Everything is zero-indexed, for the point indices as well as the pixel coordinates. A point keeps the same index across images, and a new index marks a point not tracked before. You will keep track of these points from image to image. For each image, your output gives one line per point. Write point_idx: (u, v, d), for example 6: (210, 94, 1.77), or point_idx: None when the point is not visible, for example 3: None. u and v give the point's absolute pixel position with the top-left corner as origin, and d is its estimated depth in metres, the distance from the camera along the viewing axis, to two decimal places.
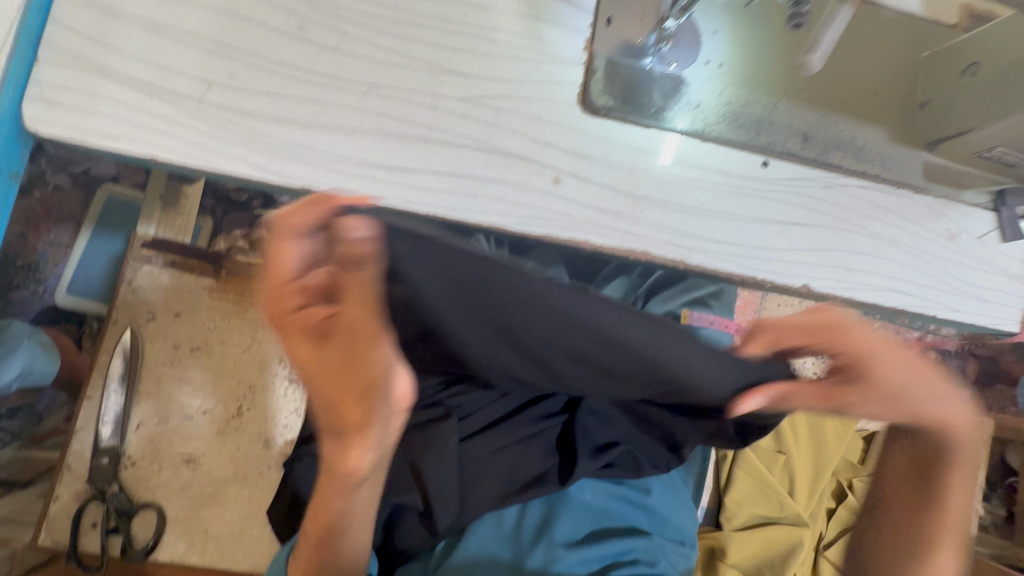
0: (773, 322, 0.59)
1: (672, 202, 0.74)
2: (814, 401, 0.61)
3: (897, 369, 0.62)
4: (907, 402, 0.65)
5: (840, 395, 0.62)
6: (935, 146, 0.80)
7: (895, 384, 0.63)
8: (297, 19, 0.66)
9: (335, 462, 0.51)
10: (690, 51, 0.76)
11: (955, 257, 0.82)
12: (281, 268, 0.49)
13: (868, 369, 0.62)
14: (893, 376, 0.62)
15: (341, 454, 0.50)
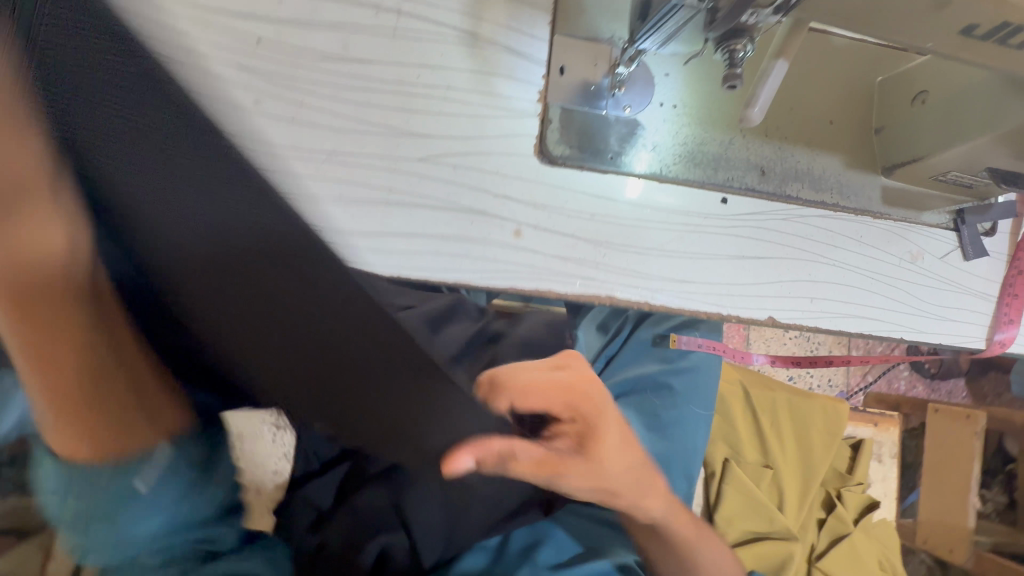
0: (512, 378, 0.59)
1: (633, 245, 0.76)
2: (529, 471, 0.54)
3: (601, 443, 0.59)
4: (601, 476, 0.60)
5: (560, 466, 0.56)
6: (892, 171, 0.81)
7: (600, 458, 0.59)
8: (253, 94, 0.68)
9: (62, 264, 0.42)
10: (644, 94, 0.77)
11: (918, 279, 0.83)
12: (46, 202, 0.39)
13: (597, 439, 0.60)
14: (608, 445, 0.61)
15: (83, 343, 0.45)
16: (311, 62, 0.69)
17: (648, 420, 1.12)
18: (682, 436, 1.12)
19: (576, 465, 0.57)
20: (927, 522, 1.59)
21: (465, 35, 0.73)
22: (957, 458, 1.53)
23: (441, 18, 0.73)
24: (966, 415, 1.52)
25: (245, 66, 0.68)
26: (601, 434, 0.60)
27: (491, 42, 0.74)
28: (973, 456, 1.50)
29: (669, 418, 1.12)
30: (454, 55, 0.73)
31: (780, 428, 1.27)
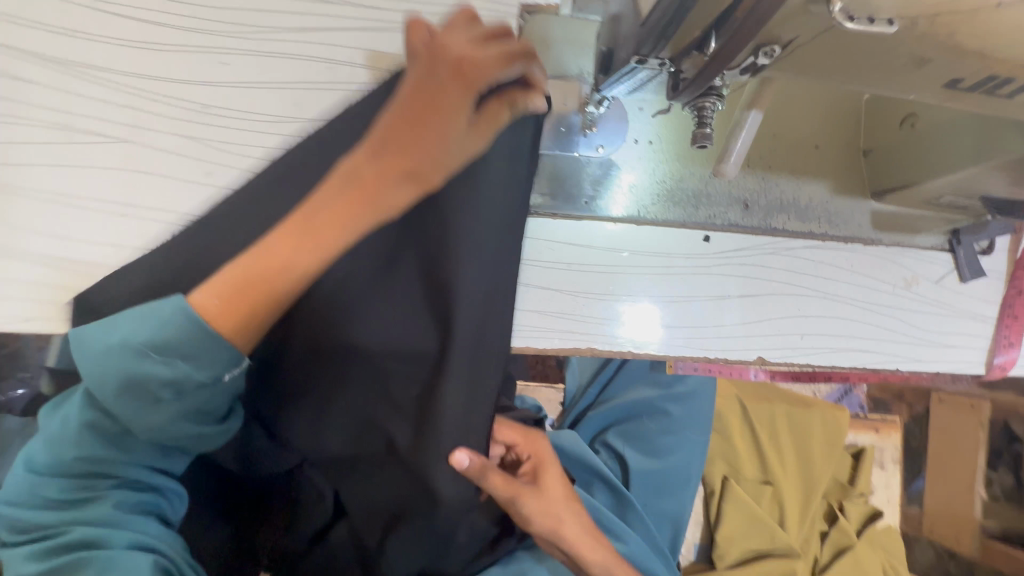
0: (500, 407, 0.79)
1: (612, 293, 0.73)
2: (499, 485, 0.65)
3: (548, 474, 0.73)
4: (550, 507, 0.70)
5: (520, 489, 0.67)
6: (882, 196, 0.78)
7: (546, 486, 0.72)
8: (205, 166, 0.65)
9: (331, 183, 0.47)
10: (618, 131, 0.73)
11: (912, 305, 0.80)
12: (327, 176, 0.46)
13: (545, 478, 0.73)
14: (550, 478, 0.73)
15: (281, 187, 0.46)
16: (263, 128, 0.66)
17: (645, 447, 1.10)
18: (681, 462, 1.10)
19: (531, 497, 0.68)
20: (930, 510, 1.55)
21: None
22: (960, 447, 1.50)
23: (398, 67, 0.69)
24: (968, 405, 1.49)
25: (194, 137, 0.65)
26: (548, 472, 0.73)
27: None
28: (978, 447, 1.46)
29: (668, 444, 1.10)
30: None
31: (779, 441, 1.24)
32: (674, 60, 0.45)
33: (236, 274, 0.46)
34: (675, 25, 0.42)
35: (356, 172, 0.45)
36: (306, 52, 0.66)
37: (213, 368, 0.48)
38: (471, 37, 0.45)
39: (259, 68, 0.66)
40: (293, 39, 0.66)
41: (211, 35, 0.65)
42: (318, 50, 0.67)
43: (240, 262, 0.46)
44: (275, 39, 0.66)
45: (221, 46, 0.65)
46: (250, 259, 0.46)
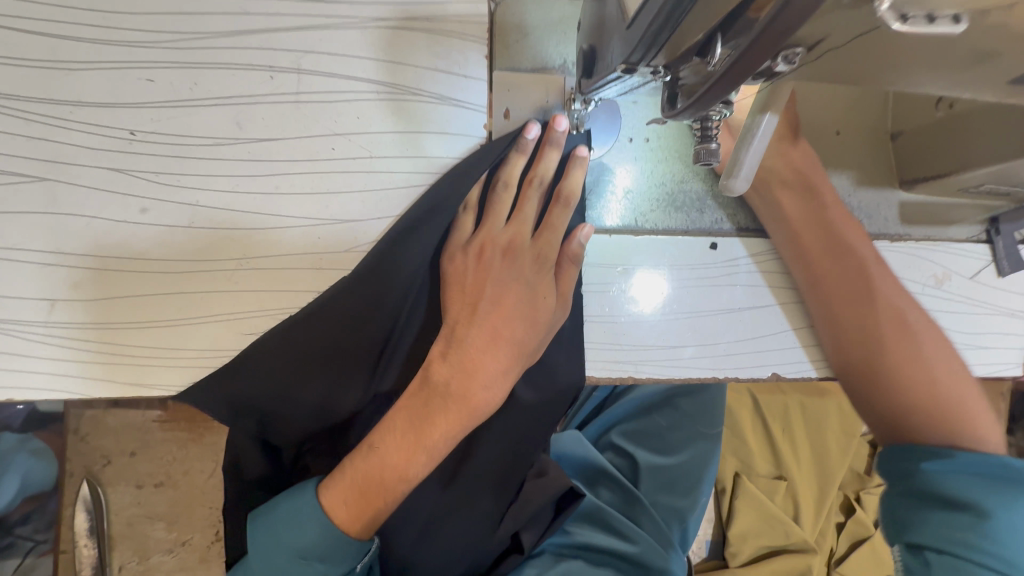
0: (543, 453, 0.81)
1: (608, 315, 0.66)
2: None
3: (892, 395, 0.63)
4: (884, 407, 0.64)
5: None
6: (913, 185, 0.69)
7: (941, 380, 0.62)
8: (136, 202, 0.57)
9: (465, 357, 0.58)
10: (610, 127, 0.64)
11: (943, 306, 0.72)
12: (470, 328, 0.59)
13: (966, 417, 0.61)
14: (850, 327, 0.65)
15: (434, 402, 0.56)
16: (200, 153, 0.57)
17: (651, 445, 1.03)
18: (695, 458, 1.00)
19: None
20: None
21: (383, 89, 0.61)
22: None
23: (351, 71, 0.60)
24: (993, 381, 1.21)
25: (121, 170, 0.56)
26: None
27: (416, 93, 0.61)
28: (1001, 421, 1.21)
29: (676, 440, 1.02)
30: (373, 116, 0.60)
31: (792, 432, 1.17)
32: (670, 67, 0.37)
33: (395, 485, 0.56)
34: (673, 29, 0.34)
35: (490, 338, 0.59)
36: (244, 60, 0.58)
37: (344, 561, 0.58)
38: (519, 220, 0.61)
39: (190, 82, 0.57)
40: (228, 45, 0.58)
41: (130, 46, 0.56)
42: (257, 56, 0.58)
43: (359, 468, 0.56)
44: (206, 47, 0.57)
45: (143, 59, 0.56)
46: (426, 457, 0.56)
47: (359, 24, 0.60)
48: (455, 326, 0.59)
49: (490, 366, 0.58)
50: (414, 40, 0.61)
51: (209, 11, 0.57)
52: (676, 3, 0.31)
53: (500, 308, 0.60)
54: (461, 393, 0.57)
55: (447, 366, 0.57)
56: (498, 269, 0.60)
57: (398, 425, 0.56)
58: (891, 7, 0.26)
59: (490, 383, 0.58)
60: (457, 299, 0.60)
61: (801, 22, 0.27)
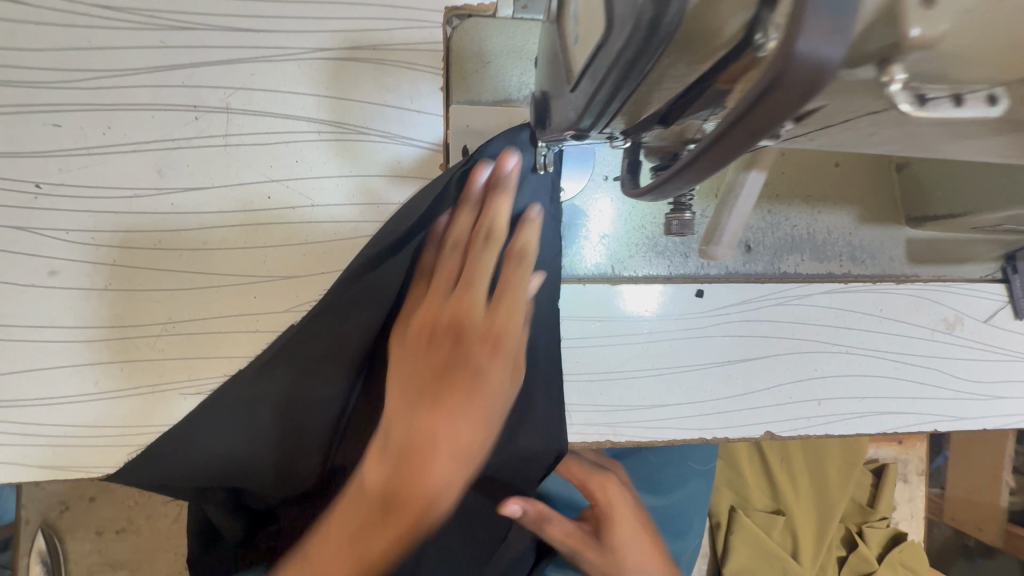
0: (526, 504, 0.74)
1: (582, 372, 0.59)
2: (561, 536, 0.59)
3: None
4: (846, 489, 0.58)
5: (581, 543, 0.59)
6: (921, 223, 0.63)
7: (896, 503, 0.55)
8: (45, 263, 0.50)
9: (407, 463, 0.42)
10: (585, 161, 0.57)
11: (954, 352, 0.65)
12: (414, 423, 0.43)
13: None
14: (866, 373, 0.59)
15: (370, 519, 0.42)
16: (116, 206, 0.51)
17: (642, 483, 0.91)
18: (688, 496, 0.92)
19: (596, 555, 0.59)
20: (951, 499, 1.24)
21: (324, 128, 0.54)
22: (982, 446, 1.18)
23: (287, 109, 0.53)
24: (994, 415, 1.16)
25: (24, 228, 0.50)
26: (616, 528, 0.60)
27: (361, 132, 0.54)
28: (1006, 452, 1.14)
29: (668, 479, 0.92)
30: (314, 159, 0.54)
31: (792, 465, 1.10)
32: (630, 133, 0.30)
33: None
34: (625, 101, 0.26)
35: (437, 434, 0.43)
36: (165, 100, 0.51)
37: None
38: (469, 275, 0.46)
39: (103, 126, 0.51)
40: (146, 84, 0.51)
41: (31, 88, 0.50)
42: (180, 95, 0.52)
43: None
44: (121, 86, 0.51)
45: (47, 102, 0.50)
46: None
47: (296, 56, 0.53)
48: (416, 378, 0.44)
49: (461, 427, 0.44)
50: (360, 72, 0.54)
51: (123, 44, 0.51)
52: (623, 76, 0.24)
53: (469, 354, 0.44)
54: (427, 459, 0.43)
55: (406, 425, 0.43)
56: (453, 307, 0.45)
57: (329, 537, 0.43)
58: (904, 87, 0.20)
59: (467, 445, 0.44)
60: (406, 348, 0.46)
61: (757, 140, 0.20)
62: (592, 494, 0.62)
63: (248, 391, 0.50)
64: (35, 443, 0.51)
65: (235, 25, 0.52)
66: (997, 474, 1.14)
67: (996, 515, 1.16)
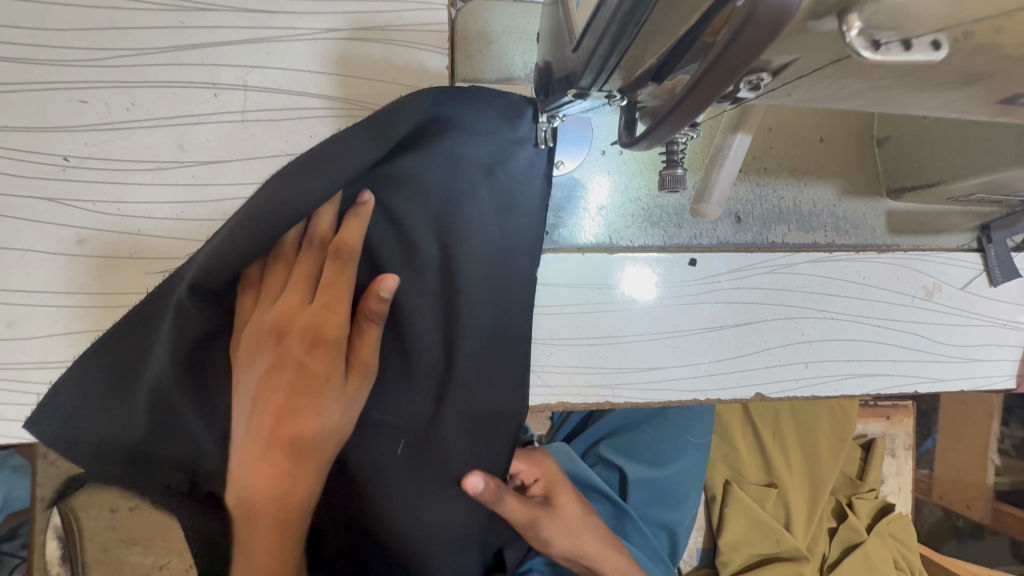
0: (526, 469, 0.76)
1: (582, 336, 0.62)
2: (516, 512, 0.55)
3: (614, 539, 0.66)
4: None
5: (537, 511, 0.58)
6: (900, 194, 0.67)
7: None
8: (72, 232, 0.53)
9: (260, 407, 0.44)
10: (581, 137, 0.62)
11: (933, 318, 0.69)
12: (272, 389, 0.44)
13: None
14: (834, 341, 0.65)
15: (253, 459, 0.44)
16: (140, 178, 0.54)
17: (641, 455, 0.95)
18: (685, 468, 0.95)
19: (552, 522, 0.59)
20: (938, 478, 1.28)
21: (335, 104, 0.57)
22: (967, 427, 1.22)
23: (300, 86, 0.56)
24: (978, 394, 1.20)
25: (52, 200, 0.53)
26: (563, 491, 0.63)
27: (370, 108, 0.57)
28: (990, 433, 1.18)
29: (667, 452, 0.95)
30: (326, 135, 0.57)
31: (784, 439, 1.13)
32: (626, 91, 0.33)
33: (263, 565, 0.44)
34: (620, 56, 0.30)
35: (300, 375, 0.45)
36: (184, 78, 0.54)
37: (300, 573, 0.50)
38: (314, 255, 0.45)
39: (127, 103, 0.53)
40: (166, 63, 0.54)
41: (57, 67, 0.52)
42: (199, 73, 0.54)
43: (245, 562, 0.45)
44: (144, 65, 0.54)
45: (73, 80, 0.53)
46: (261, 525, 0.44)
47: (308, 36, 0.56)
48: (271, 324, 0.44)
49: (316, 373, 0.44)
50: (369, 51, 0.57)
51: (145, 25, 0.54)
52: (620, 30, 0.28)
53: (319, 309, 0.44)
54: (287, 406, 0.44)
55: (262, 357, 0.44)
56: (306, 265, 0.45)
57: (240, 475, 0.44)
58: (860, 33, 0.23)
59: (321, 405, 0.44)
60: (268, 299, 0.44)
61: (735, 79, 0.23)
62: (537, 470, 0.62)
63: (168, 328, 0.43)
64: None
65: (250, 6, 0.55)
66: (983, 453, 1.20)
67: (984, 491, 1.21)
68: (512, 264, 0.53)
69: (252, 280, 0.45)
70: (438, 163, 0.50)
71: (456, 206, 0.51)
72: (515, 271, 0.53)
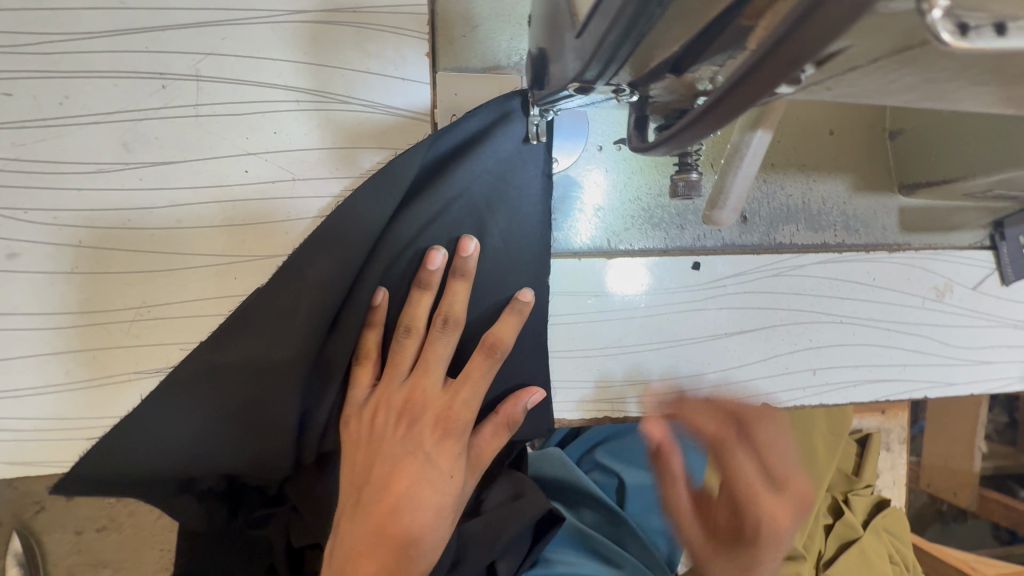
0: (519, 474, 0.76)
1: (580, 348, 0.58)
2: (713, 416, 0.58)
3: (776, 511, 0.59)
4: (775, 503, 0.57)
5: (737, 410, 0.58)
6: (912, 190, 0.63)
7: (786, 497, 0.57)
8: (3, 245, 0.47)
9: (391, 469, 0.47)
10: (578, 131, 0.56)
11: (945, 320, 0.65)
12: (399, 453, 0.48)
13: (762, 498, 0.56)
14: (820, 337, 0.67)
15: (365, 525, 0.45)
16: (79, 182, 0.47)
17: (638, 459, 0.92)
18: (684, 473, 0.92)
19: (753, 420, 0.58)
20: (929, 466, 1.27)
21: (304, 97, 0.51)
22: (956, 414, 1.20)
23: (262, 76, 0.50)
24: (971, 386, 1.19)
25: None
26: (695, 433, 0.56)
27: (342, 101, 0.51)
28: (979, 422, 1.15)
29: (665, 455, 0.92)
30: (292, 131, 0.51)
31: None
32: (636, 85, 0.29)
33: None
34: (636, 44, 0.25)
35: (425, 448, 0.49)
36: (128, 67, 0.48)
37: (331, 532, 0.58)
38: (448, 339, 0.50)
39: (60, 96, 0.47)
40: (105, 49, 0.47)
41: None
42: (144, 61, 0.48)
43: None
44: (80, 52, 0.47)
45: None
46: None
47: (271, 18, 0.50)
48: (410, 403, 0.49)
49: (443, 461, 0.48)
50: (340, 36, 0.51)
51: (79, 6, 0.47)
52: (641, 10, 0.22)
53: (455, 402, 0.49)
54: (404, 492, 0.46)
55: (399, 430, 0.49)
56: (445, 348, 0.49)
57: (347, 535, 0.45)
58: (946, 13, 0.18)
59: (436, 499, 0.47)
60: (410, 375, 0.50)
61: (793, 66, 0.18)
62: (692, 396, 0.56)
63: (218, 339, 0.49)
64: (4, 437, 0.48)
65: None
66: (970, 443, 1.17)
67: (971, 479, 1.19)
68: (510, 265, 0.52)
69: (305, 301, 0.48)
70: (450, 179, 0.50)
71: (466, 213, 0.51)
72: (512, 274, 0.52)
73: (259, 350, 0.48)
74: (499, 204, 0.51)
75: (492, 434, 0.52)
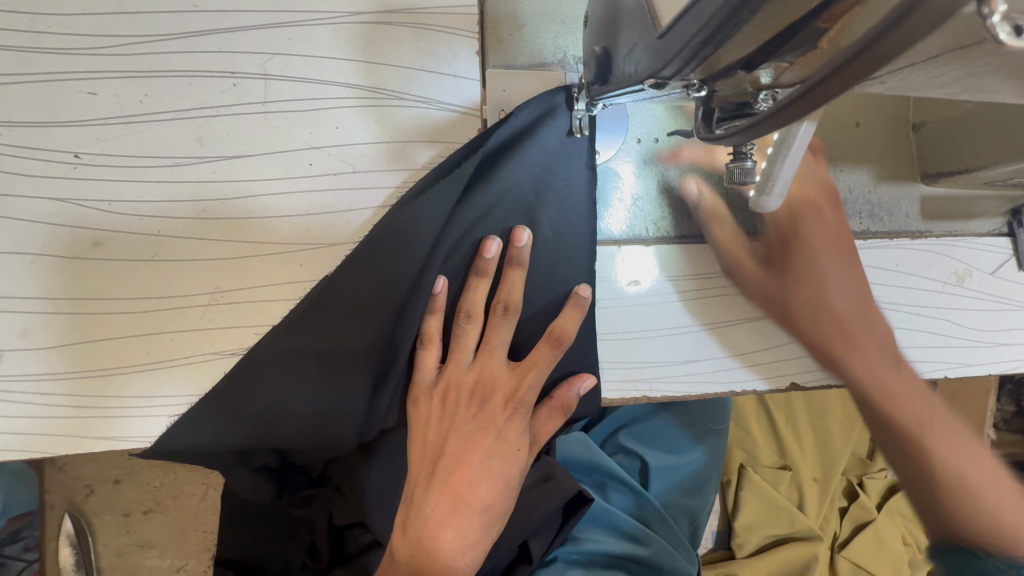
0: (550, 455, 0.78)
1: (619, 331, 0.61)
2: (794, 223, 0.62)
3: (869, 332, 0.63)
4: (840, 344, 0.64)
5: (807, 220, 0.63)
6: (934, 179, 0.66)
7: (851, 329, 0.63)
8: (87, 235, 0.50)
9: (464, 446, 0.52)
10: (618, 125, 0.60)
11: (964, 304, 0.68)
12: (471, 432, 0.53)
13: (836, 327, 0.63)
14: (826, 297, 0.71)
15: (444, 495, 0.50)
16: (157, 176, 0.51)
17: (661, 443, 0.95)
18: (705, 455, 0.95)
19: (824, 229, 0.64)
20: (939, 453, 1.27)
21: (362, 94, 0.54)
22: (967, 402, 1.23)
23: (322, 74, 0.53)
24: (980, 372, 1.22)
25: (65, 199, 0.49)
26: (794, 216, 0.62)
27: (397, 97, 0.54)
28: (987, 407, 1.19)
29: (687, 438, 0.95)
30: (351, 127, 0.54)
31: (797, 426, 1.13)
32: (706, 82, 0.32)
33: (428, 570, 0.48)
34: (716, 44, 0.28)
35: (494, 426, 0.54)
36: (200, 66, 0.51)
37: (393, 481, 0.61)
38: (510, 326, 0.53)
39: (139, 95, 0.50)
40: (181, 50, 0.50)
41: (63, 56, 0.49)
42: (215, 61, 0.51)
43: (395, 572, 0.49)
44: (157, 53, 0.50)
45: (81, 71, 0.49)
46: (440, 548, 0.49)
47: (331, 19, 0.53)
48: (479, 386, 0.53)
49: (511, 437, 0.54)
50: (396, 36, 0.54)
51: (156, 10, 0.50)
52: (728, 15, 0.25)
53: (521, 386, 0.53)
54: (478, 465, 0.52)
55: (470, 410, 0.53)
56: (506, 335, 0.53)
57: (427, 505, 0.50)
58: (1004, 19, 0.21)
59: (506, 471, 0.52)
60: (475, 359, 0.54)
61: (875, 64, 0.21)
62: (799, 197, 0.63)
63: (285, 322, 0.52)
64: (90, 416, 0.51)
65: None
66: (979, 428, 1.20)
67: None
68: (556, 253, 0.55)
69: (369, 289, 0.51)
70: (503, 172, 0.53)
71: (515, 203, 0.54)
72: (558, 261, 0.55)
73: (325, 334, 0.51)
74: (546, 195, 0.54)
75: (549, 415, 0.57)
